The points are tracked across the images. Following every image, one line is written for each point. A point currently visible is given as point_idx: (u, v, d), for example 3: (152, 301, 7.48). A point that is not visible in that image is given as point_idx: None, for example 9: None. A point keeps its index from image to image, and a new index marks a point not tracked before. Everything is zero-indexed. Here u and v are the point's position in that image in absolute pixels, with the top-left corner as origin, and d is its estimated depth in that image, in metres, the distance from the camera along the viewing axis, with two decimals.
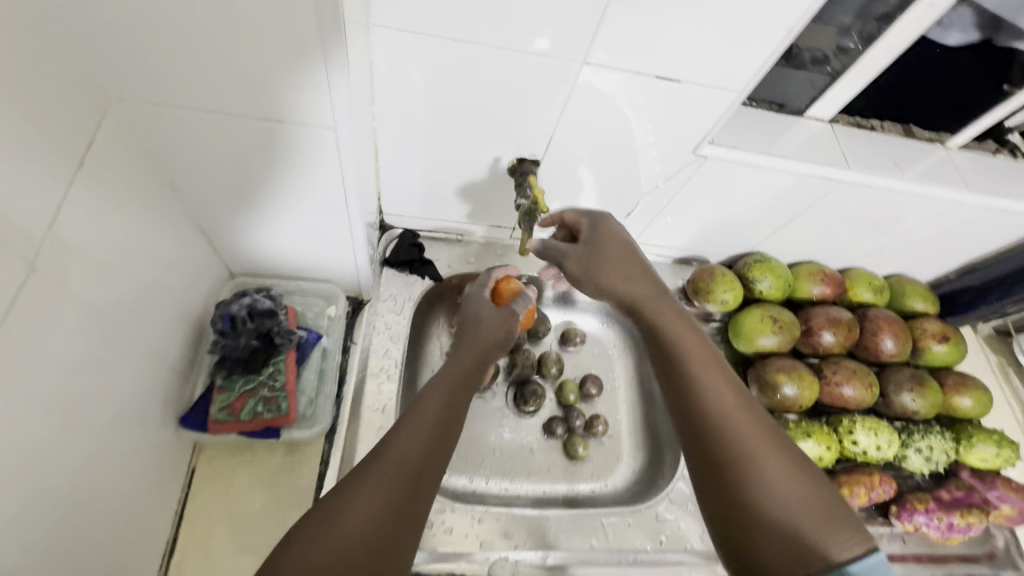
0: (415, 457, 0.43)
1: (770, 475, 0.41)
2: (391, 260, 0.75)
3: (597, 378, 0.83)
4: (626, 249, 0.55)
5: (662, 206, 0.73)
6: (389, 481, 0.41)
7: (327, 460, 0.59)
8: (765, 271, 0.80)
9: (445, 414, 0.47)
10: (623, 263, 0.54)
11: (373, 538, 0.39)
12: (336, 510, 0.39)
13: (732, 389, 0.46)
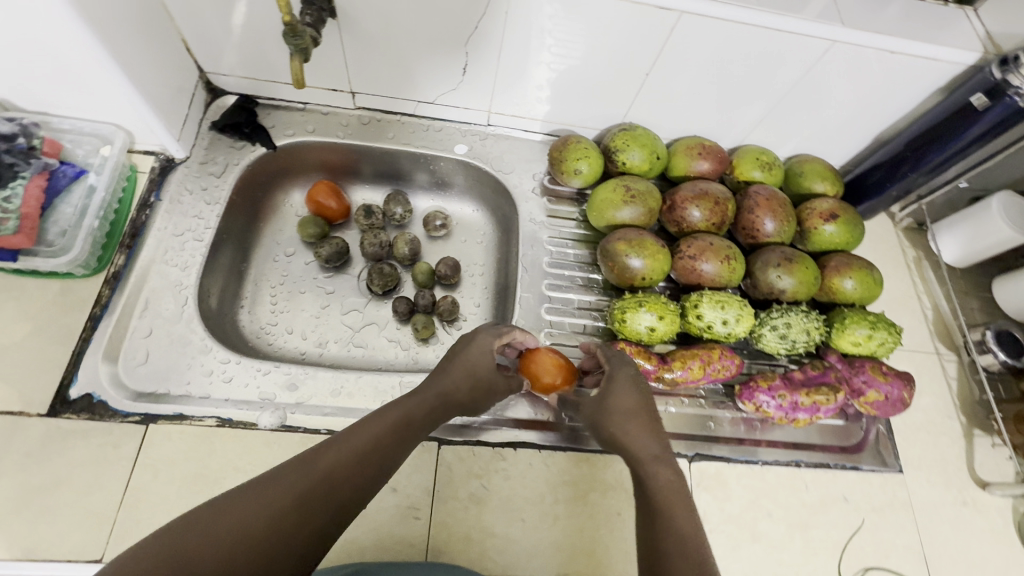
0: (340, 475, 0.40)
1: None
2: (217, 124, 0.72)
3: (453, 260, 0.77)
4: (641, 402, 0.51)
5: (496, 58, 0.67)
6: (295, 488, 0.38)
7: (104, 305, 0.57)
8: (630, 141, 0.72)
9: (398, 437, 0.44)
10: (636, 415, 0.50)
11: (236, 551, 0.35)
12: (231, 503, 0.37)
13: (696, 545, 0.40)
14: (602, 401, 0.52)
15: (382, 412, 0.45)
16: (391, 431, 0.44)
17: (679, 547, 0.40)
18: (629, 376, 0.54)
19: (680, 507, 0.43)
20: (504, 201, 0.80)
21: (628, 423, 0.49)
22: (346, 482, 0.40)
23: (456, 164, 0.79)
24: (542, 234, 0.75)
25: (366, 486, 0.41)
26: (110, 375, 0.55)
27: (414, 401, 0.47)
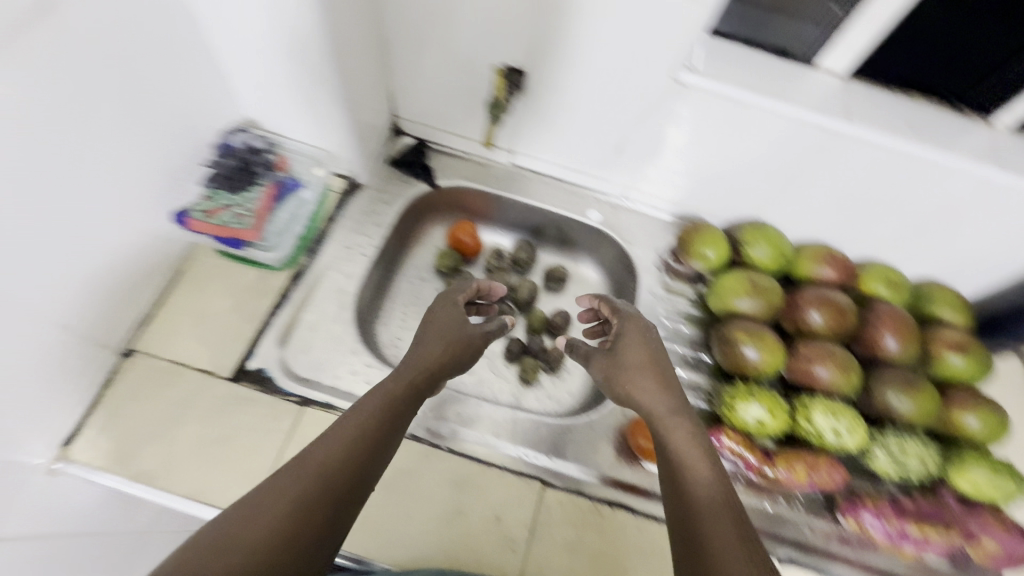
0: (332, 470, 0.44)
1: (723, 531, 0.42)
2: (394, 160, 0.83)
3: (567, 315, 0.84)
4: (651, 357, 0.58)
5: (650, 146, 0.75)
6: (286, 484, 0.42)
7: (285, 297, 0.68)
8: (760, 238, 0.76)
9: (383, 415, 0.50)
10: (656, 374, 0.56)
11: (261, 546, 0.38)
12: (257, 503, 0.41)
13: (726, 505, 0.45)
14: (612, 359, 0.59)
15: (354, 410, 0.49)
16: (383, 413, 0.50)
17: (706, 512, 0.44)
18: (630, 320, 0.62)
19: (698, 465, 0.48)
20: (623, 268, 0.86)
21: (631, 372, 0.57)
22: (338, 478, 0.44)
23: (586, 228, 0.86)
24: (658, 307, 0.79)
25: (363, 469, 0.45)
26: (279, 356, 0.64)
27: (383, 396, 0.51)
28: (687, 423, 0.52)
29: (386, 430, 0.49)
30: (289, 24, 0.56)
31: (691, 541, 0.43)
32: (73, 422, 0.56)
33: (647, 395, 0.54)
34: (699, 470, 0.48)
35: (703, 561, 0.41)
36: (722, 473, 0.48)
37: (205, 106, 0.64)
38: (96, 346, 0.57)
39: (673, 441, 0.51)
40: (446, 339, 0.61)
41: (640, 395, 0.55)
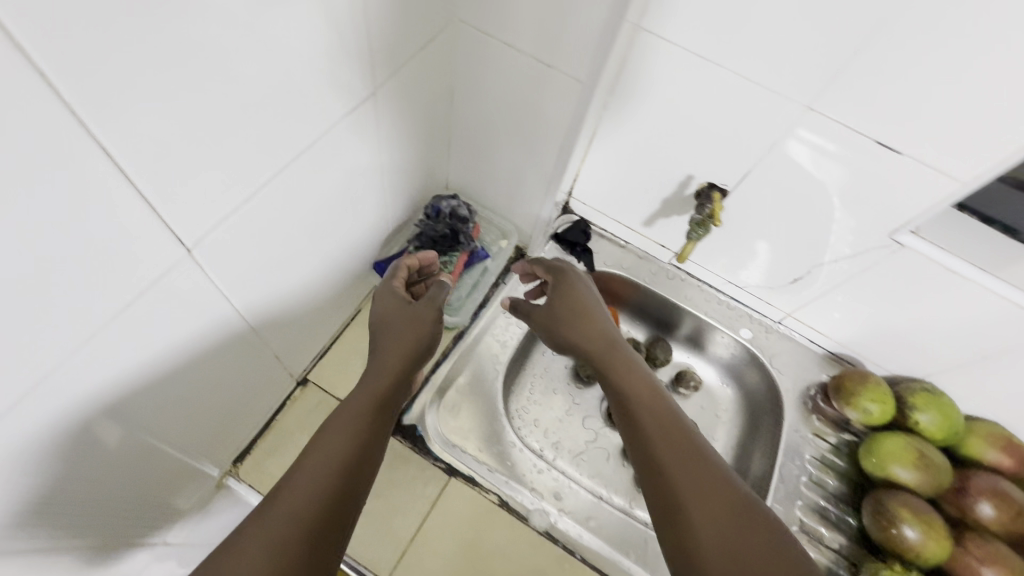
0: (302, 496, 0.44)
1: (688, 480, 0.46)
2: (558, 236, 0.85)
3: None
4: (586, 308, 0.62)
5: (830, 285, 0.72)
6: (268, 532, 0.41)
7: (446, 355, 0.69)
8: (930, 404, 0.71)
9: (355, 435, 0.50)
10: (585, 314, 0.61)
11: None
12: (231, 557, 0.39)
13: (693, 459, 0.48)
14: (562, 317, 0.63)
15: (316, 444, 0.48)
16: (342, 430, 0.50)
17: (673, 467, 0.47)
18: (564, 278, 0.65)
19: (646, 392, 0.54)
20: (764, 393, 0.82)
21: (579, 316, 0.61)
22: (309, 509, 0.43)
23: (733, 342, 0.84)
24: (800, 445, 0.75)
25: (336, 491, 0.45)
26: (433, 418, 0.65)
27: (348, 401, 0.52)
28: (649, 384, 0.55)
29: (361, 443, 0.50)
30: (543, 115, 0.59)
31: (673, 506, 0.46)
32: (245, 440, 0.59)
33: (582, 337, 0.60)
34: (659, 424, 0.52)
35: (677, 508, 0.45)
36: (671, 408, 0.53)
37: (423, 166, 0.68)
38: (281, 371, 0.61)
39: (637, 410, 0.53)
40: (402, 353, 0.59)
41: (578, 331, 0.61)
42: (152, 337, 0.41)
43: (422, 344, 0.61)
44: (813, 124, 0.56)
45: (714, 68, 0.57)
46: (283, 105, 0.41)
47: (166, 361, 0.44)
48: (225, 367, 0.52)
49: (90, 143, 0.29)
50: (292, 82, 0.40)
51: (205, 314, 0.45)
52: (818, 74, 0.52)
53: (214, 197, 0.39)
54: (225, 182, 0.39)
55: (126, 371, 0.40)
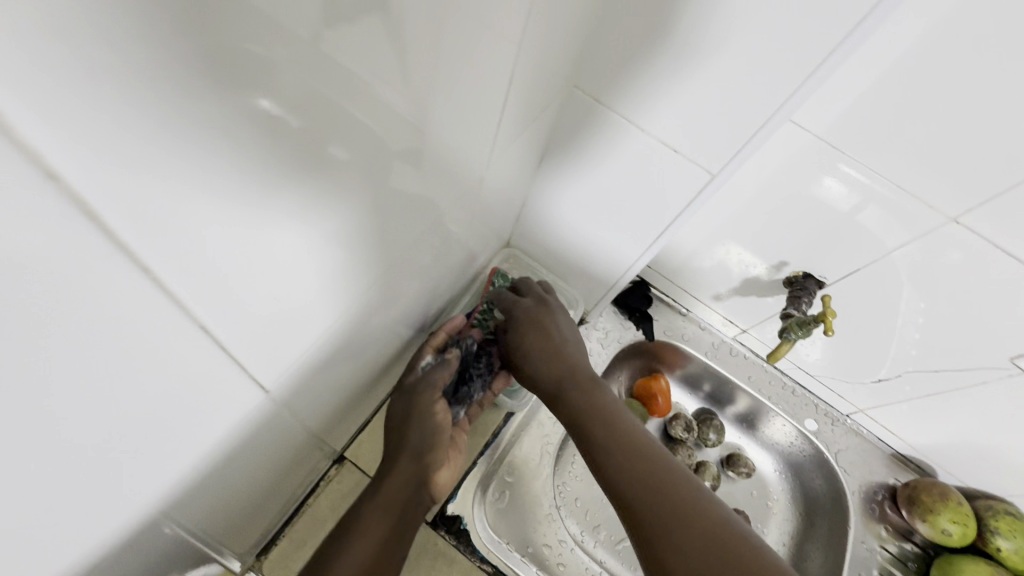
0: None
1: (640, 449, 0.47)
2: (617, 299, 0.77)
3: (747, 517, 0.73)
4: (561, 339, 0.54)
5: (921, 394, 0.66)
6: None
7: (496, 434, 0.62)
8: (1017, 532, 0.64)
9: (394, 523, 0.46)
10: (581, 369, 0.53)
11: None
12: None
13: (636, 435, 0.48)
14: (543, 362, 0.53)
15: (358, 529, 0.44)
16: (385, 518, 0.45)
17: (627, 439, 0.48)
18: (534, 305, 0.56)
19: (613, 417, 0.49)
20: (823, 489, 0.76)
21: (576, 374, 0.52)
22: None
23: (795, 432, 0.77)
24: (866, 557, 0.70)
25: None
26: (479, 510, 0.58)
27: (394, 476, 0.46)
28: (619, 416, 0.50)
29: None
30: (655, 200, 0.52)
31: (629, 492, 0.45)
32: (271, 533, 0.51)
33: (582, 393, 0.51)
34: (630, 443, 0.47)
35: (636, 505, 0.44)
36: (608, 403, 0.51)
37: (496, 227, 0.60)
38: (321, 456, 0.52)
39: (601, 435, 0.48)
40: (396, 505, 0.46)
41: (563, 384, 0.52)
42: (214, 478, 0.33)
43: (417, 482, 0.48)
44: (951, 238, 0.50)
45: (852, 165, 0.50)
46: (402, 206, 0.34)
47: (220, 490, 0.35)
48: (271, 473, 0.43)
49: (197, 329, 0.21)
50: (415, 181, 0.33)
51: (267, 436, 0.37)
52: (975, 188, 0.46)
53: (314, 322, 0.31)
54: (325, 302, 0.31)
55: (177, 519, 0.32)
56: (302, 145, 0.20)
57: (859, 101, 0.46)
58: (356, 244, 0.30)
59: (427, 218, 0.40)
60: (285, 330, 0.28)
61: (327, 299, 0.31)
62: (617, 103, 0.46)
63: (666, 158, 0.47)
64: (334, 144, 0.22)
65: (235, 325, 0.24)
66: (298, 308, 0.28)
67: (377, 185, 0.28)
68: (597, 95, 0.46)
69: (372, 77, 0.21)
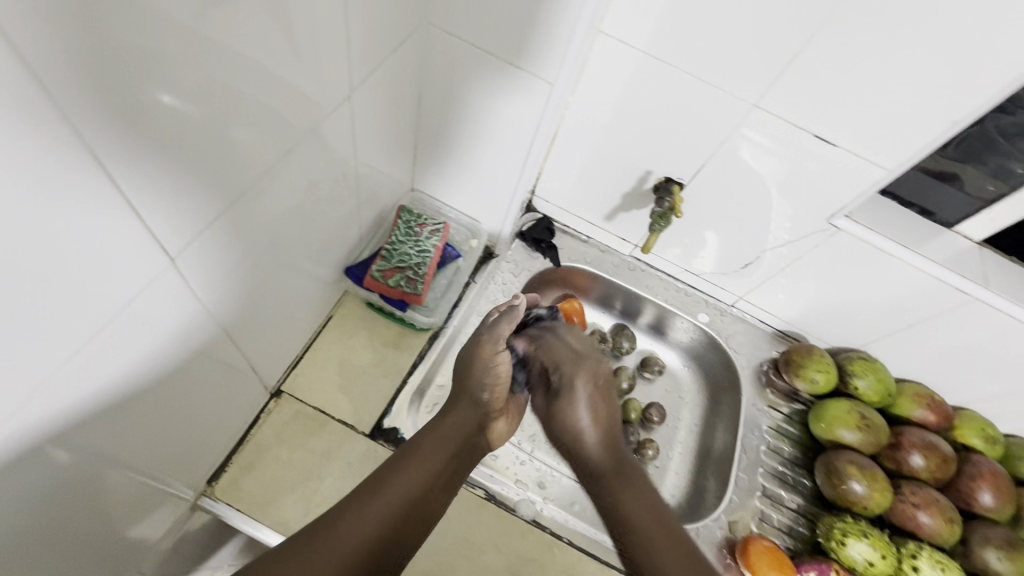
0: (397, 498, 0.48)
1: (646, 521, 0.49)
2: (522, 234, 0.86)
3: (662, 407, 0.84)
4: (602, 396, 0.59)
5: (778, 269, 0.78)
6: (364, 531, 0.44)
7: (423, 357, 0.69)
8: (867, 371, 0.78)
9: (452, 451, 0.54)
10: (596, 412, 0.57)
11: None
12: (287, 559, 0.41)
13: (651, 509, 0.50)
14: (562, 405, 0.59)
15: (426, 449, 0.53)
16: (448, 442, 0.54)
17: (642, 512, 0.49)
18: (587, 358, 0.61)
19: (639, 494, 0.51)
20: (721, 371, 0.88)
21: (586, 425, 0.57)
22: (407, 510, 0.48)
23: (692, 327, 0.89)
24: (758, 417, 0.82)
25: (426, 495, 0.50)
26: (413, 418, 0.65)
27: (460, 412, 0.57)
28: (641, 480, 0.53)
29: (392, 528, 0.46)
30: (517, 120, 0.60)
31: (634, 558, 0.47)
32: (217, 459, 0.56)
33: (595, 447, 0.55)
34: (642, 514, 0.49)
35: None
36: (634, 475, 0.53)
37: (393, 169, 0.67)
38: (256, 383, 0.59)
39: (612, 487, 0.52)
40: (453, 440, 0.55)
41: (574, 434, 0.57)
42: (135, 359, 0.39)
43: (472, 429, 0.58)
44: (760, 122, 0.60)
45: (668, 70, 0.60)
46: (269, 121, 0.42)
47: (147, 380, 0.41)
48: (201, 384, 0.50)
49: (98, 170, 0.29)
50: (267, 98, 0.40)
51: (181, 330, 0.43)
52: (761, 76, 0.57)
53: (199, 211, 0.38)
54: (211, 195, 0.39)
55: (108, 395, 0.38)
56: (143, 69, 0.29)
57: (659, 18, 0.57)
58: (223, 141, 0.37)
59: (298, 144, 0.47)
60: (176, 209, 0.36)
61: (213, 190, 0.38)
62: (463, 31, 0.54)
63: (514, 77, 0.56)
64: (171, 74, 0.31)
65: (131, 179, 0.31)
66: (181, 191, 0.35)
67: (231, 96, 0.36)
68: (447, 26, 0.54)
69: (192, 24, 0.30)
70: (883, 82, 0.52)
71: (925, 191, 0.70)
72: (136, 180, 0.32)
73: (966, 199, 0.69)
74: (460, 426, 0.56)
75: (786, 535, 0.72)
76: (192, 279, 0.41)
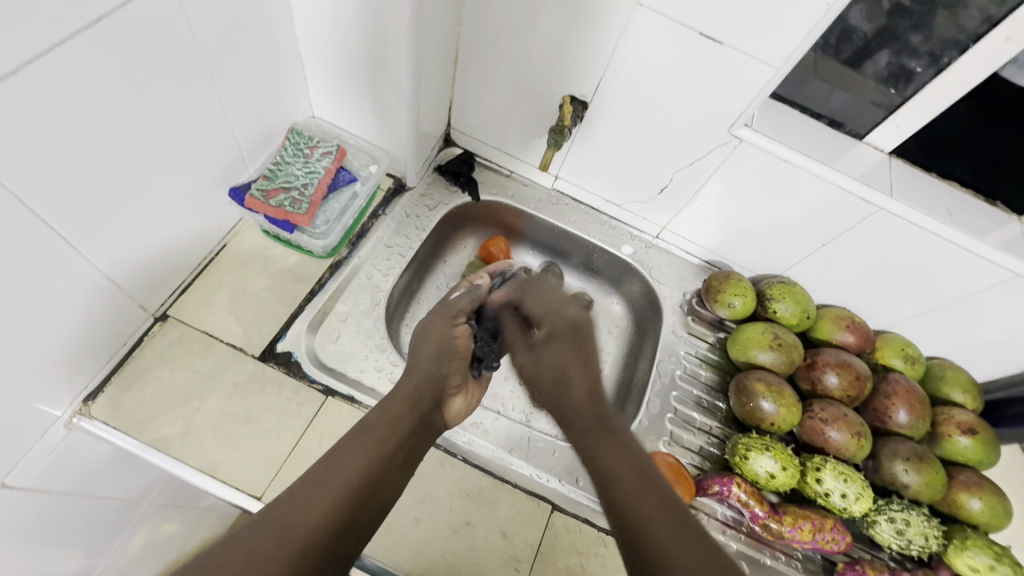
0: (346, 480, 0.47)
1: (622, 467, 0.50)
2: (440, 168, 0.84)
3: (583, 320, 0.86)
4: (583, 354, 0.62)
5: (693, 192, 0.77)
6: (311, 522, 0.43)
7: (323, 285, 0.68)
8: (785, 295, 0.77)
9: (395, 427, 0.53)
10: (585, 360, 0.61)
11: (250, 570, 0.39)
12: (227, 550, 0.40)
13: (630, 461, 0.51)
14: (551, 358, 0.62)
15: (368, 427, 0.52)
16: (395, 411, 0.55)
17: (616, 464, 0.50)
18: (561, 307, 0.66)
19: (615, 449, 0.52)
20: (646, 304, 0.87)
21: (576, 374, 0.60)
22: (355, 487, 0.47)
23: (617, 261, 0.87)
24: (678, 345, 0.81)
25: (378, 470, 0.49)
26: (309, 343, 0.64)
27: (401, 391, 0.56)
28: (621, 436, 0.54)
29: (347, 503, 0.46)
30: (393, 27, 0.58)
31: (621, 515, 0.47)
32: (95, 381, 0.55)
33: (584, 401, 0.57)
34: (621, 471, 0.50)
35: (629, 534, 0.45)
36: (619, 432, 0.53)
37: (279, 88, 0.65)
38: (136, 306, 0.57)
39: (602, 449, 0.52)
40: (406, 419, 0.55)
41: (564, 391, 0.59)
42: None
43: (424, 403, 0.57)
44: (645, 22, 0.58)
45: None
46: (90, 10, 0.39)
47: None
48: (64, 299, 0.48)
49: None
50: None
51: (16, 230, 0.42)
52: None
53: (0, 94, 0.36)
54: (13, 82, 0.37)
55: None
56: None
57: None
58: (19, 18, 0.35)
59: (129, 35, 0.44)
60: None
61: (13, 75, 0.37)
62: None
63: None
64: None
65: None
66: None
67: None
68: None
69: None
70: None
71: (829, 99, 0.69)
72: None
73: (875, 106, 0.67)
74: (411, 403, 0.56)
75: (696, 455, 0.72)
76: (14, 172, 0.40)
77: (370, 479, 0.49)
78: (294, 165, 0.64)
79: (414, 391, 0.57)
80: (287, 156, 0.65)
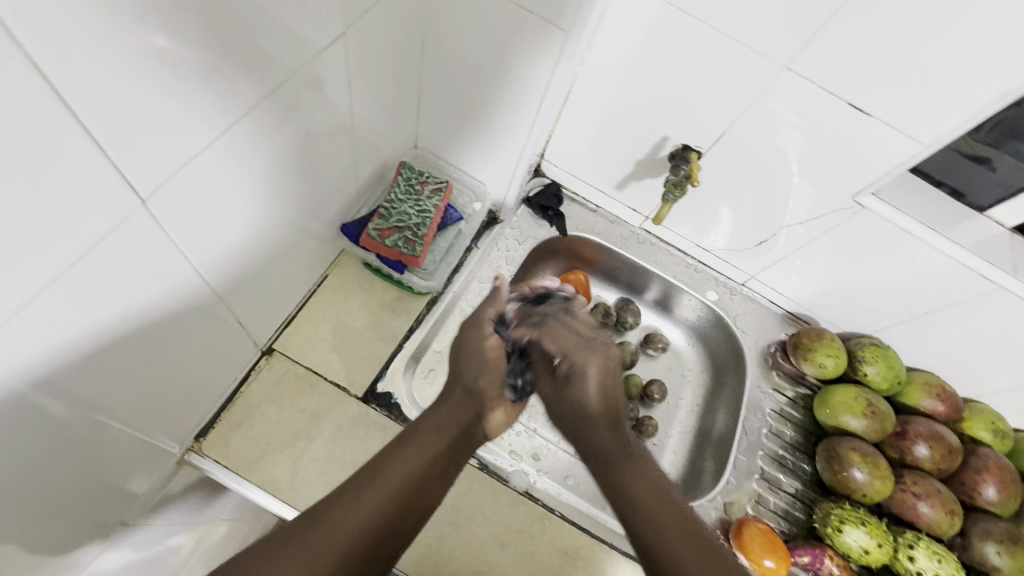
0: (367, 496, 0.45)
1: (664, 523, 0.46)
2: (529, 200, 0.82)
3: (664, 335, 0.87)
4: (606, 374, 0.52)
5: (794, 249, 0.75)
6: (328, 549, 0.42)
7: (420, 321, 0.67)
8: (878, 358, 0.75)
9: (444, 441, 0.51)
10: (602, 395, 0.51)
11: None
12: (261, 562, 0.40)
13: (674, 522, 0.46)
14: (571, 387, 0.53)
15: (415, 434, 0.50)
16: (447, 416, 0.52)
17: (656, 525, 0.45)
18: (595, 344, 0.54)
19: (660, 510, 0.47)
20: (727, 352, 0.85)
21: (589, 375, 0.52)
22: (384, 507, 0.45)
23: (700, 305, 0.86)
24: (761, 400, 0.80)
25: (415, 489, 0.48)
26: (408, 384, 0.64)
27: (459, 394, 0.54)
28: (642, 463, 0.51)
29: None
30: (527, 72, 0.57)
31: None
32: (208, 417, 0.55)
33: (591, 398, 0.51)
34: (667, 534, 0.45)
35: None
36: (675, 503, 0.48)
37: (391, 121, 0.64)
38: (247, 341, 0.57)
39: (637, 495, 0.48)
40: (453, 426, 0.52)
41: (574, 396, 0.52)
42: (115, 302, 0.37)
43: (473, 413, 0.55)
44: (788, 85, 0.56)
45: (694, 24, 0.55)
46: (259, 69, 0.39)
47: (130, 331, 0.40)
48: (187, 337, 0.48)
49: (38, 81, 0.26)
50: (256, 37, 0.37)
51: (170, 282, 0.42)
52: (793, 37, 0.52)
53: (180, 153, 0.36)
54: (188, 127, 0.36)
55: (93, 342, 0.37)
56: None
57: None
58: (210, 79, 0.35)
59: (286, 86, 0.43)
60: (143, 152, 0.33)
61: (191, 127, 0.36)
62: None
63: (524, 23, 0.52)
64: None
65: (94, 109, 0.29)
66: (152, 114, 0.33)
67: (213, 26, 0.33)
68: None
69: None
70: (928, 46, 0.48)
71: (954, 170, 0.67)
72: (100, 109, 0.30)
73: (1004, 180, 0.65)
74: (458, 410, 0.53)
75: (781, 518, 0.71)
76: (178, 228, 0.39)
77: (402, 508, 0.47)
78: (405, 202, 0.63)
79: (470, 397, 0.55)
80: (395, 191, 0.63)
